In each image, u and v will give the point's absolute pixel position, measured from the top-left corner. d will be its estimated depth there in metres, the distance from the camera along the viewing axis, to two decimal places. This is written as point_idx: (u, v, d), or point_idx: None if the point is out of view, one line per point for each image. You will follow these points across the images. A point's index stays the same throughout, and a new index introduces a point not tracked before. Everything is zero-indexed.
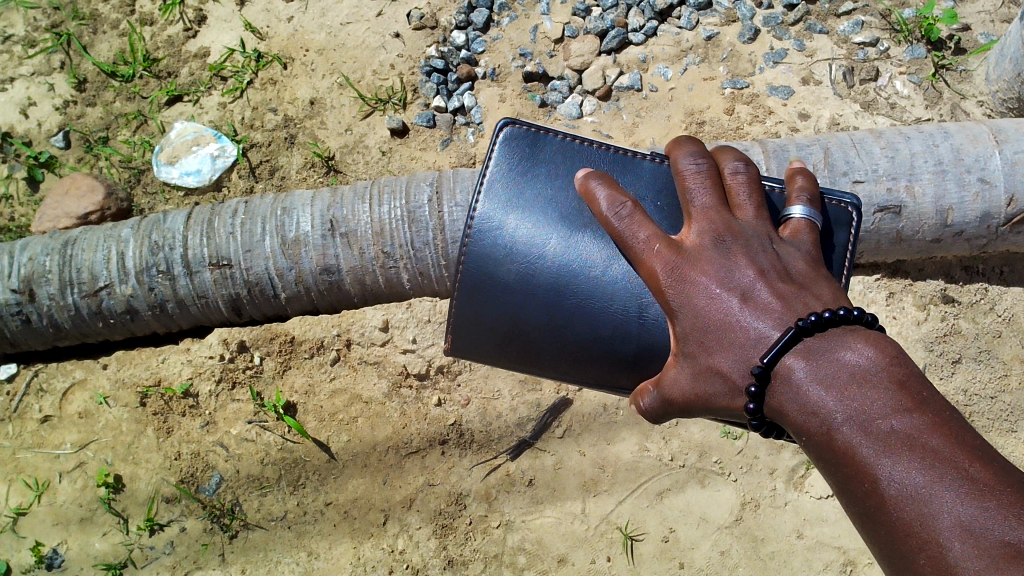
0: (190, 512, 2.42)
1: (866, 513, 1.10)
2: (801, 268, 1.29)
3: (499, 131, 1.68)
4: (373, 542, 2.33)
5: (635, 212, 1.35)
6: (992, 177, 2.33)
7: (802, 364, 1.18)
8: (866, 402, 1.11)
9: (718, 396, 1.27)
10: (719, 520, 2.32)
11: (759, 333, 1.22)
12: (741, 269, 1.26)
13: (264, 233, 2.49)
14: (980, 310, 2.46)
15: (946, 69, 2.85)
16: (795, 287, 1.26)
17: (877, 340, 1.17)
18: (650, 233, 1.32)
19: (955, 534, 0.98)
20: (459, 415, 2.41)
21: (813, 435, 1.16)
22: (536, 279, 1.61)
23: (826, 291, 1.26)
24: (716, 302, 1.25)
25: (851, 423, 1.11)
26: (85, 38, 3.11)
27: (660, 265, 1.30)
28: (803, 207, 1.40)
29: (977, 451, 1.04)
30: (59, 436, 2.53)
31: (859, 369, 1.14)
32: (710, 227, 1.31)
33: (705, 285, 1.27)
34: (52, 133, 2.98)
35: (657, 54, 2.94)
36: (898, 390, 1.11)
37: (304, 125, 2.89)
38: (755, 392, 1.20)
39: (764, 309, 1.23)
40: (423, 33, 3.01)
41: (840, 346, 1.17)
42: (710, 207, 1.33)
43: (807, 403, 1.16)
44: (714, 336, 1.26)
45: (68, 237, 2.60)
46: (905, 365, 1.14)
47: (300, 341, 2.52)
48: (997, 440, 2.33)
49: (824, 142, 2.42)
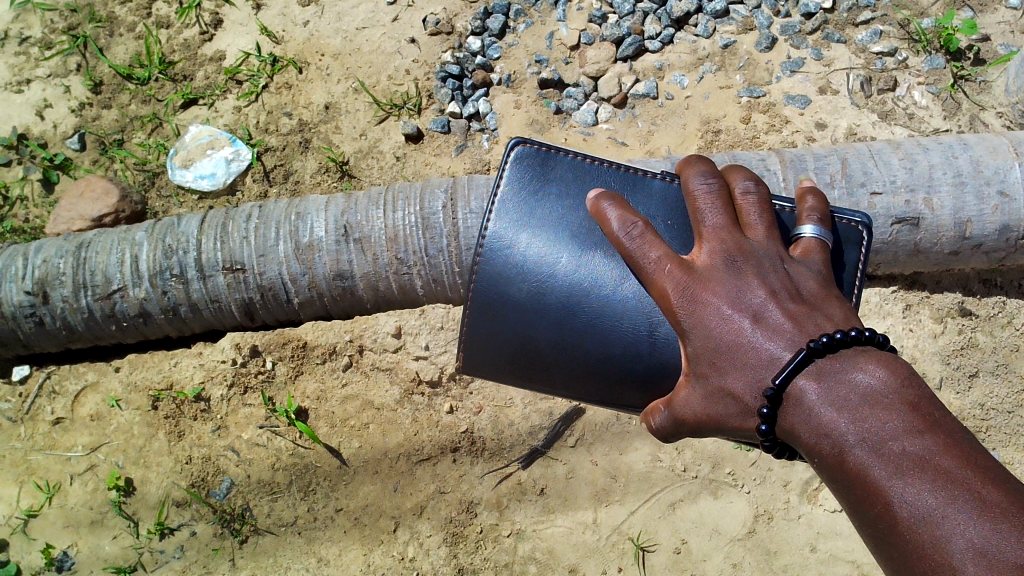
0: (200, 516, 2.41)
1: (879, 535, 1.08)
2: (812, 288, 1.28)
3: (511, 150, 1.67)
4: (383, 549, 2.32)
5: (646, 232, 1.33)
6: (1011, 190, 2.31)
7: (814, 386, 1.16)
8: (877, 423, 1.10)
9: (730, 417, 1.25)
10: (732, 532, 2.30)
11: (771, 355, 1.21)
12: (753, 291, 1.25)
13: (278, 238, 2.49)
14: (998, 324, 2.44)
15: (964, 80, 2.83)
16: (806, 308, 1.24)
17: (889, 361, 1.16)
18: (661, 252, 1.30)
19: (967, 556, 0.97)
20: (471, 423, 2.40)
21: (826, 457, 1.15)
22: (546, 297, 1.60)
23: (837, 312, 1.25)
24: (729, 323, 1.24)
25: (863, 444, 1.10)
26: (102, 40, 3.11)
27: (671, 286, 1.28)
28: (813, 227, 1.38)
29: (990, 472, 1.02)
30: (71, 438, 2.53)
31: (871, 391, 1.13)
32: (722, 248, 1.29)
33: (717, 306, 1.25)
34: (67, 135, 2.98)
35: (673, 61, 2.93)
36: (909, 411, 1.09)
37: (319, 129, 2.89)
38: (767, 413, 1.19)
39: (775, 330, 1.22)
40: (439, 39, 3.00)
41: (851, 367, 1.15)
42: (721, 227, 1.31)
43: (819, 424, 1.15)
44: (725, 357, 1.24)
45: (82, 239, 2.60)
46: (917, 387, 1.13)
47: (312, 346, 2.52)
48: (1014, 455, 2.31)
49: (842, 153, 2.40)
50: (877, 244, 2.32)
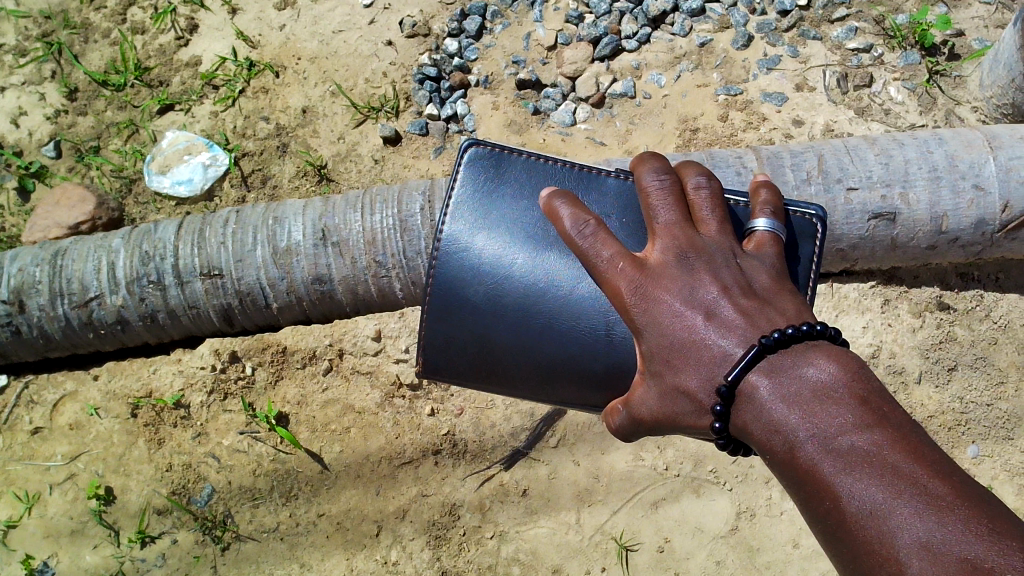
0: (181, 524, 2.39)
1: (828, 531, 1.09)
2: (764, 283, 1.29)
3: (464, 153, 1.68)
4: (366, 553, 2.31)
5: (599, 229, 1.34)
6: (986, 183, 2.32)
7: (765, 381, 1.17)
8: (827, 419, 1.11)
9: (684, 415, 1.26)
10: (714, 529, 2.30)
11: (723, 351, 1.21)
12: (705, 287, 1.25)
13: (255, 242, 2.48)
14: (976, 317, 2.44)
15: (939, 75, 2.85)
16: (758, 302, 1.25)
17: (838, 356, 1.17)
18: (613, 250, 1.31)
19: (913, 550, 0.98)
20: (452, 425, 2.40)
21: (776, 454, 1.15)
22: (504, 297, 1.61)
23: (789, 305, 1.25)
24: (681, 320, 1.24)
25: (813, 440, 1.10)
26: (77, 47, 3.09)
27: (624, 283, 1.29)
28: (767, 220, 1.39)
29: (936, 466, 1.04)
30: (50, 448, 2.51)
31: (822, 386, 1.14)
32: (674, 244, 1.30)
33: (669, 303, 1.26)
34: (42, 142, 2.96)
35: (650, 60, 2.93)
36: (858, 406, 1.10)
37: (296, 133, 2.88)
38: (720, 411, 1.20)
39: (727, 326, 1.22)
40: (416, 41, 3.00)
41: (802, 363, 1.17)
42: (674, 224, 1.32)
43: (771, 421, 1.16)
44: (678, 355, 1.25)
45: (59, 247, 2.58)
46: (867, 382, 1.14)
47: (292, 351, 2.51)
48: (993, 448, 2.32)
49: (818, 149, 2.40)
50: (855, 239, 2.33)
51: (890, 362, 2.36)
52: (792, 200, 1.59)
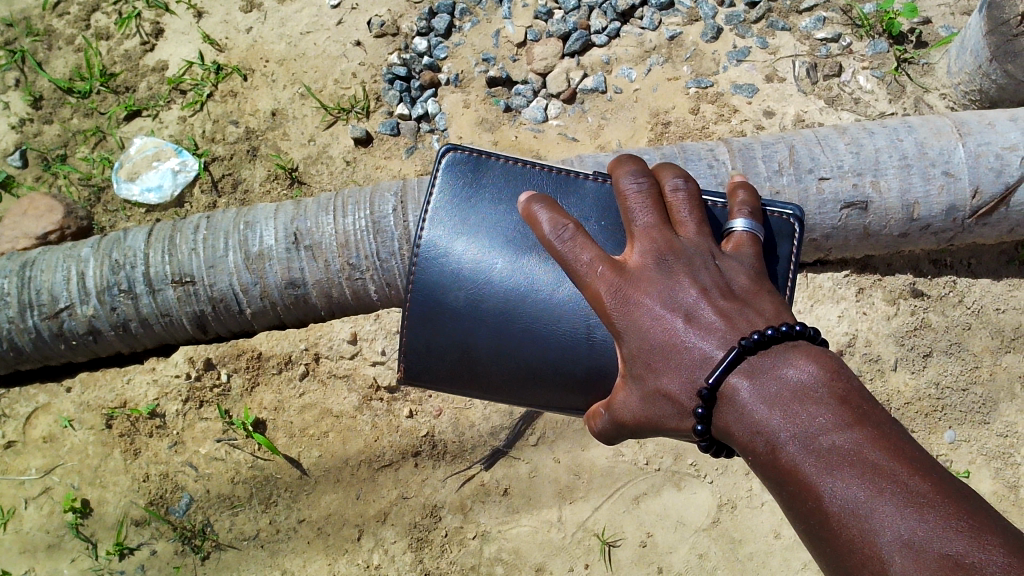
0: (160, 534, 2.37)
1: (811, 530, 1.09)
2: (743, 283, 1.29)
3: (442, 158, 1.67)
4: (347, 558, 2.29)
5: (578, 234, 1.33)
6: (956, 170, 2.33)
7: (746, 383, 1.17)
8: (807, 419, 1.11)
9: (667, 418, 1.25)
10: (696, 523, 2.30)
11: (703, 353, 1.21)
12: (684, 289, 1.25)
13: (227, 248, 2.45)
14: (950, 304, 2.46)
15: (907, 63, 2.86)
16: (737, 304, 1.25)
17: (818, 356, 1.18)
18: (592, 254, 1.31)
19: (895, 548, 0.98)
20: (431, 426, 2.39)
21: (759, 455, 1.16)
22: (484, 303, 1.60)
23: (768, 307, 1.26)
24: (662, 323, 1.24)
25: (794, 440, 1.11)
26: (41, 54, 3.05)
27: (604, 288, 1.29)
28: (744, 219, 1.38)
29: (915, 463, 1.04)
30: (24, 462, 2.48)
31: (801, 386, 1.14)
32: (653, 247, 1.30)
33: (649, 307, 1.26)
34: (8, 152, 2.92)
35: (620, 55, 2.93)
36: (838, 405, 1.11)
37: (266, 137, 2.85)
38: (702, 413, 1.19)
39: (707, 329, 1.22)
40: (385, 41, 2.98)
41: (782, 363, 1.17)
42: (652, 226, 1.32)
43: (752, 422, 1.16)
44: (659, 357, 1.24)
45: (27, 258, 2.54)
46: (846, 380, 1.15)
47: (267, 356, 2.49)
48: (970, 433, 2.33)
49: (789, 140, 2.41)
50: (827, 229, 2.34)
51: (865, 350, 2.37)
52: (768, 201, 1.59)
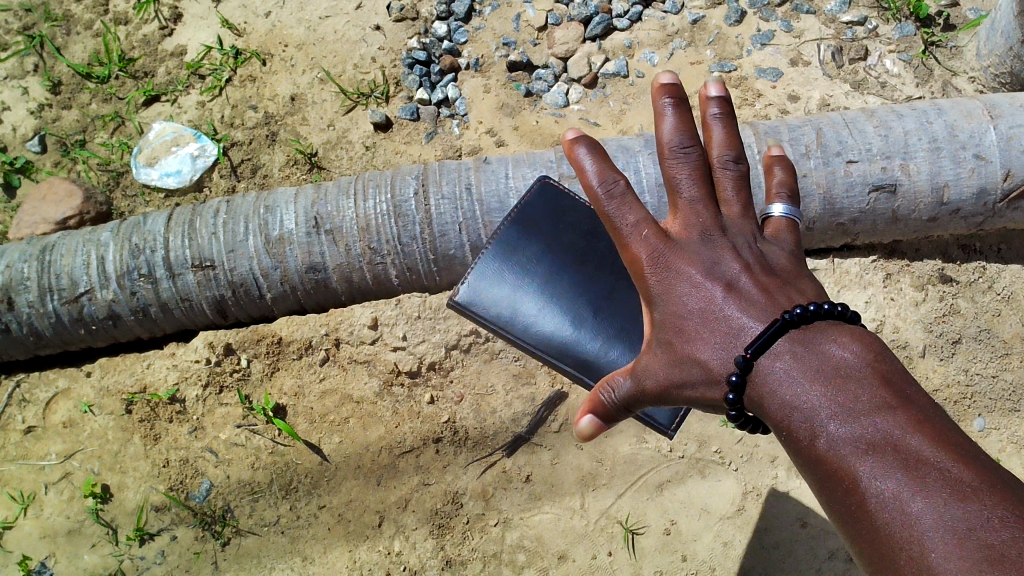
0: (180, 519, 2.36)
1: (846, 513, 1.06)
2: (784, 264, 1.27)
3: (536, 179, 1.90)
4: (368, 544, 2.28)
5: (626, 194, 1.34)
6: (987, 153, 2.28)
7: (784, 359, 1.15)
8: (849, 398, 1.08)
9: (694, 384, 1.24)
10: (721, 510, 2.28)
11: (742, 325, 1.19)
12: (726, 263, 1.25)
13: (247, 232, 2.43)
14: (979, 290, 2.41)
15: (935, 46, 2.81)
16: (778, 282, 1.24)
17: (862, 337, 1.15)
18: (639, 218, 1.32)
19: (939, 536, 0.95)
20: (453, 412, 2.37)
21: (794, 435, 1.13)
22: (551, 283, 1.81)
23: (809, 288, 1.24)
24: (700, 291, 1.24)
25: (834, 419, 1.08)
26: (59, 40, 3.03)
27: (644, 251, 1.30)
28: (785, 204, 1.36)
29: (958, 450, 1.01)
30: (44, 447, 2.47)
31: (844, 366, 1.11)
32: (697, 218, 1.29)
33: (690, 274, 1.26)
34: (27, 137, 2.91)
35: (642, 39, 2.89)
36: (881, 387, 1.08)
37: (285, 122, 2.84)
38: (734, 382, 1.17)
39: (748, 301, 1.21)
40: (405, 25, 2.96)
41: (824, 341, 1.14)
42: (698, 198, 1.30)
43: (789, 399, 1.13)
44: (692, 325, 1.24)
45: (46, 242, 2.53)
46: (889, 363, 1.12)
47: (287, 341, 2.47)
48: (1000, 421, 2.30)
49: (816, 123, 2.37)
50: (855, 213, 2.30)
51: (893, 337, 2.32)
52: None
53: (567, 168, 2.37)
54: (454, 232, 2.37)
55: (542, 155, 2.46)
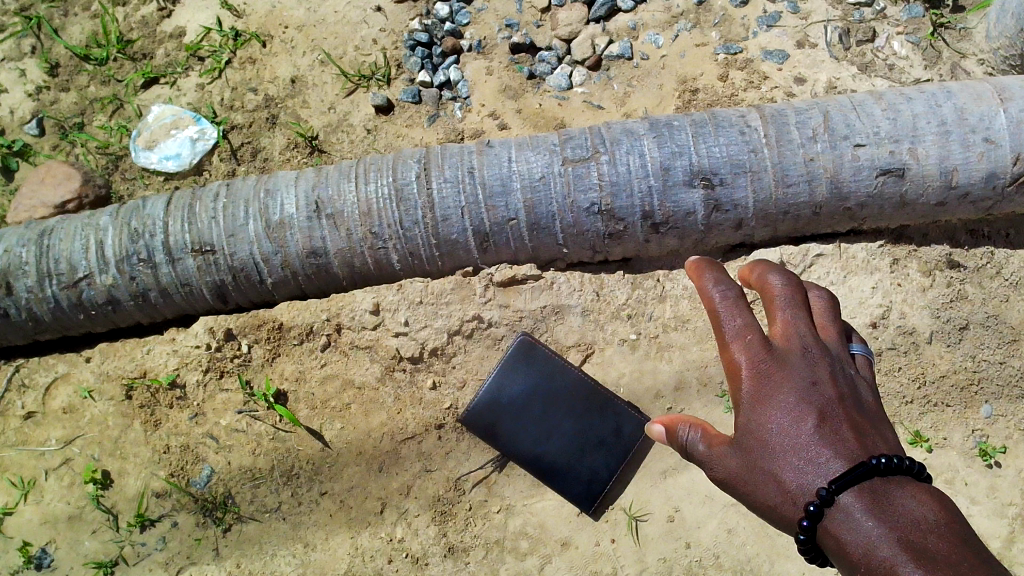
0: (181, 506, 2.36)
1: None
2: (865, 408, 1.51)
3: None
4: (371, 530, 2.29)
5: (737, 299, 1.55)
6: (997, 136, 2.22)
7: (869, 500, 1.34)
8: (928, 544, 1.26)
9: (771, 497, 1.44)
10: (725, 498, 2.25)
11: (825, 454, 1.40)
12: (817, 390, 1.47)
13: (247, 216, 2.40)
14: (987, 275, 2.37)
15: (944, 28, 2.77)
16: (864, 424, 1.47)
17: (939, 505, 1.34)
18: (745, 322, 1.52)
19: None
20: (455, 398, 2.35)
21: (868, 568, 1.29)
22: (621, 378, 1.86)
23: (889, 438, 1.47)
24: (793, 412, 1.45)
25: (912, 557, 1.25)
26: (56, 21, 2.99)
27: (749, 354, 1.50)
28: (863, 347, 1.61)
29: None
30: (43, 433, 2.46)
31: (923, 521, 1.31)
32: (800, 336, 1.52)
33: (784, 397, 1.46)
34: (25, 120, 2.89)
35: (647, 20, 2.85)
36: (956, 542, 1.27)
37: (285, 104, 2.80)
38: (813, 510, 1.35)
39: (835, 432, 1.42)
40: (405, 6, 2.91)
41: (906, 495, 1.34)
42: (800, 322, 1.54)
43: (869, 534, 1.31)
44: (779, 442, 1.44)
45: (45, 227, 2.50)
46: (959, 529, 1.31)
47: (289, 327, 2.42)
48: (1007, 407, 2.31)
49: (823, 106, 2.35)
50: (862, 197, 2.26)
51: (899, 323, 2.31)
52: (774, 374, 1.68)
53: (571, 152, 2.34)
54: (456, 217, 2.33)
55: (546, 138, 2.41)
